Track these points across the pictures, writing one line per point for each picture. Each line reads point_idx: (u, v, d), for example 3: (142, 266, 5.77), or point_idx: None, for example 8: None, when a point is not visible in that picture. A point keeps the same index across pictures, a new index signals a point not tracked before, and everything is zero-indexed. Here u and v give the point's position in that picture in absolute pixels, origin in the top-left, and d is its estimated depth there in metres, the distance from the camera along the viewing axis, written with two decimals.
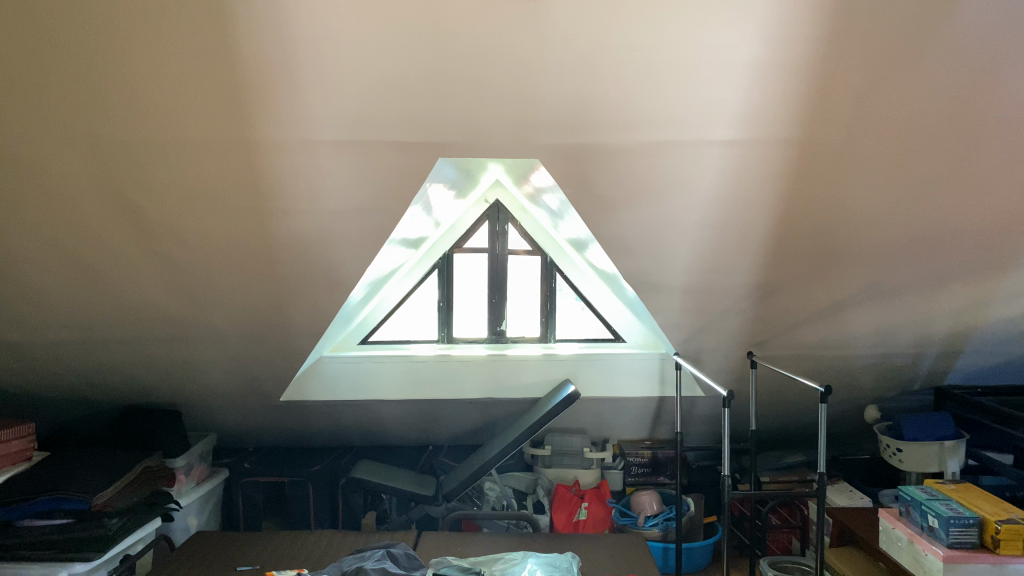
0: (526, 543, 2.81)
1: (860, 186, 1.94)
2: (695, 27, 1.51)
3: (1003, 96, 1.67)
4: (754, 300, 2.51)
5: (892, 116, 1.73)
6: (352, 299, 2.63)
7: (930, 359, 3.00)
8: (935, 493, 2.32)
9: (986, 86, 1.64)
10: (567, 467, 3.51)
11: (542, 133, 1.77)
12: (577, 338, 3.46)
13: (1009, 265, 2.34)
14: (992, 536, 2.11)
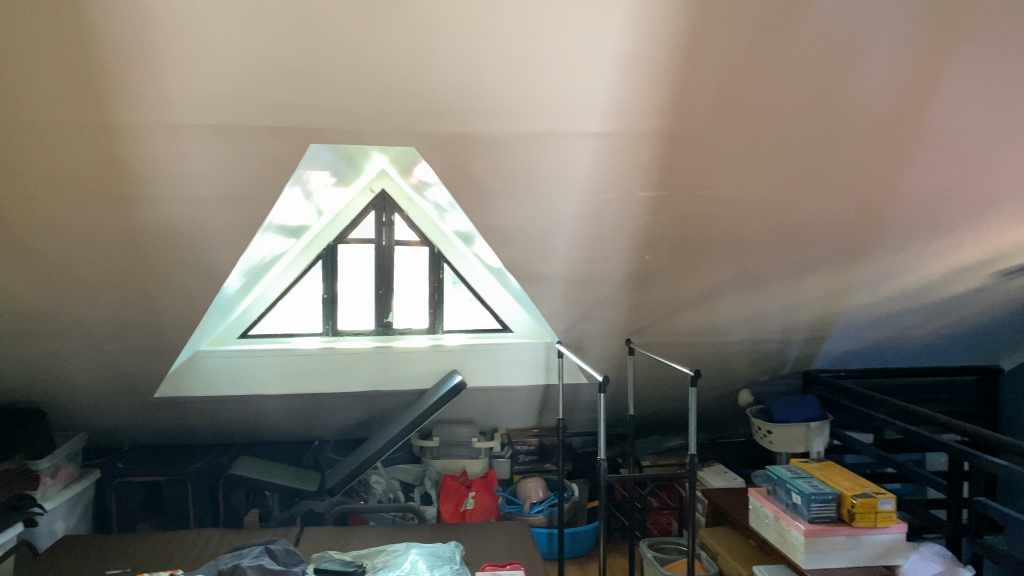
0: (410, 534, 2.79)
1: (727, 177, 2.02)
2: (562, 20, 1.53)
3: (854, 91, 1.77)
4: (632, 289, 2.57)
5: (754, 109, 1.80)
6: (228, 289, 2.55)
7: (797, 344, 3.16)
8: (798, 472, 2.44)
9: (838, 81, 1.74)
10: (455, 458, 3.48)
11: (416, 121, 1.76)
12: (465, 328, 3.46)
13: (864, 254, 2.49)
14: (848, 509, 2.22)
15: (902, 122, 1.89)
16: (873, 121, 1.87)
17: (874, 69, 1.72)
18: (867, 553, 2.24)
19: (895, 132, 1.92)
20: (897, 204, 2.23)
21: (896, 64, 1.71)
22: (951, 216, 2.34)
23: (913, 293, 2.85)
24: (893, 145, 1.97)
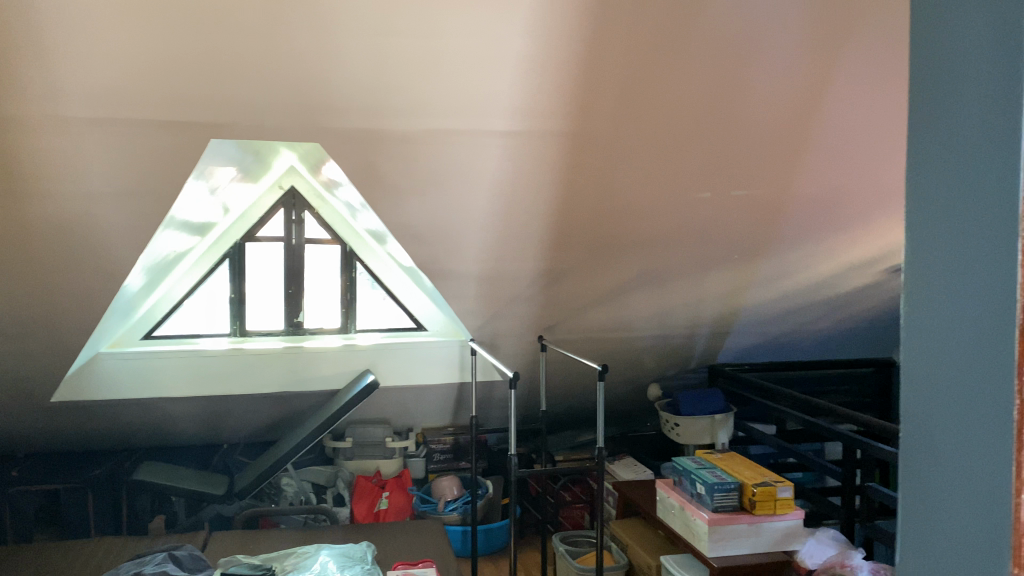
0: (319, 536, 2.75)
1: (631, 175, 2.07)
2: (465, 20, 1.55)
3: (750, 92, 1.84)
4: (542, 286, 2.60)
5: (657, 109, 1.85)
6: (128, 288, 2.47)
7: (702, 339, 3.25)
8: (702, 463, 2.51)
9: (735, 82, 1.80)
10: (369, 458, 3.42)
11: (320, 118, 1.75)
12: (379, 328, 3.43)
13: (763, 251, 2.58)
14: (749, 498, 2.30)
15: (797, 123, 1.97)
16: (767, 122, 1.95)
17: (769, 71, 1.78)
18: (767, 539, 2.33)
19: (788, 134, 2.01)
20: (792, 204, 2.33)
21: (786, 68, 1.78)
22: (843, 214, 2.45)
23: (809, 288, 2.97)
24: (787, 146, 2.05)
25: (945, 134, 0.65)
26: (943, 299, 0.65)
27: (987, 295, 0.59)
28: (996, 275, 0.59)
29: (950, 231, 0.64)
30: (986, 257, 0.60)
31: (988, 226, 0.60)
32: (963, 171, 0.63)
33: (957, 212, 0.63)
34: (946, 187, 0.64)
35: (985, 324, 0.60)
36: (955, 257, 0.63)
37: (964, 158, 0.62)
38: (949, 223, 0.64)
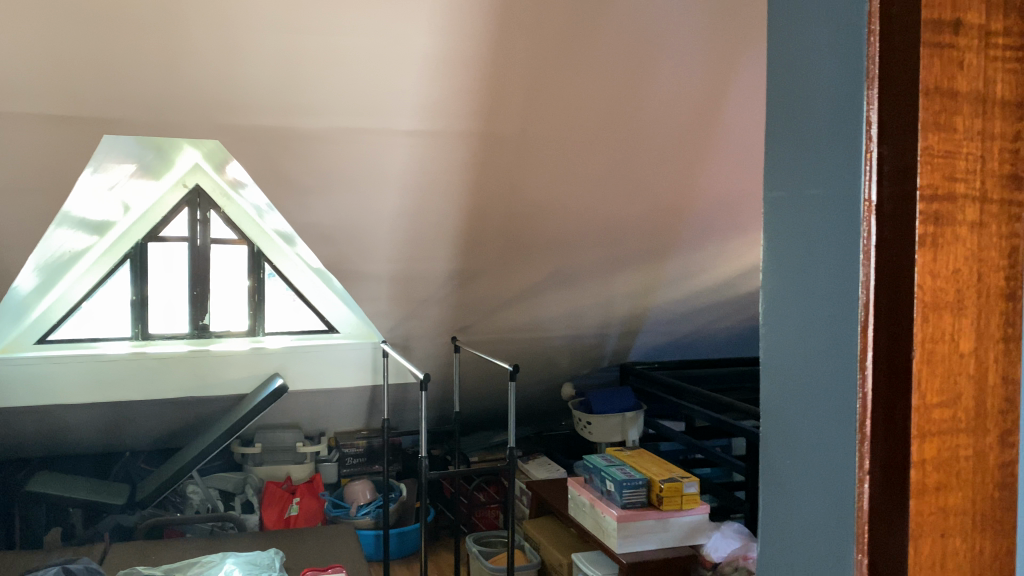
0: (224, 544, 2.67)
1: (540, 176, 2.08)
2: (368, 19, 1.53)
3: (653, 92, 1.87)
4: (455, 287, 2.59)
5: (562, 107, 1.86)
6: (18, 288, 2.34)
7: (613, 338, 3.29)
8: (612, 460, 2.54)
9: (638, 82, 1.82)
10: (278, 463, 3.34)
11: (219, 114, 1.70)
12: (289, 331, 3.32)
13: (671, 252, 2.64)
14: (657, 493, 2.35)
15: (699, 125, 2.02)
16: (671, 125, 1.99)
17: (670, 71, 1.82)
18: (674, 535, 2.36)
19: (691, 138, 2.06)
20: (697, 206, 2.39)
21: (686, 73, 1.83)
22: (746, 217, 2.53)
23: (715, 289, 3.05)
24: (690, 148, 2.10)
25: (776, 110, 0.48)
26: (772, 326, 0.48)
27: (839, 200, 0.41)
28: (830, 297, 0.42)
29: (784, 238, 0.47)
30: (827, 226, 0.42)
31: (830, 180, 0.42)
32: (791, 158, 0.46)
33: (790, 211, 0.46)
34: (777, 178, 0.48)
35: (819, 361, 0.43)
36: (788, 269, 0.46)
37: (794, 140, 0.45)
38: (782, 225, 0.47)
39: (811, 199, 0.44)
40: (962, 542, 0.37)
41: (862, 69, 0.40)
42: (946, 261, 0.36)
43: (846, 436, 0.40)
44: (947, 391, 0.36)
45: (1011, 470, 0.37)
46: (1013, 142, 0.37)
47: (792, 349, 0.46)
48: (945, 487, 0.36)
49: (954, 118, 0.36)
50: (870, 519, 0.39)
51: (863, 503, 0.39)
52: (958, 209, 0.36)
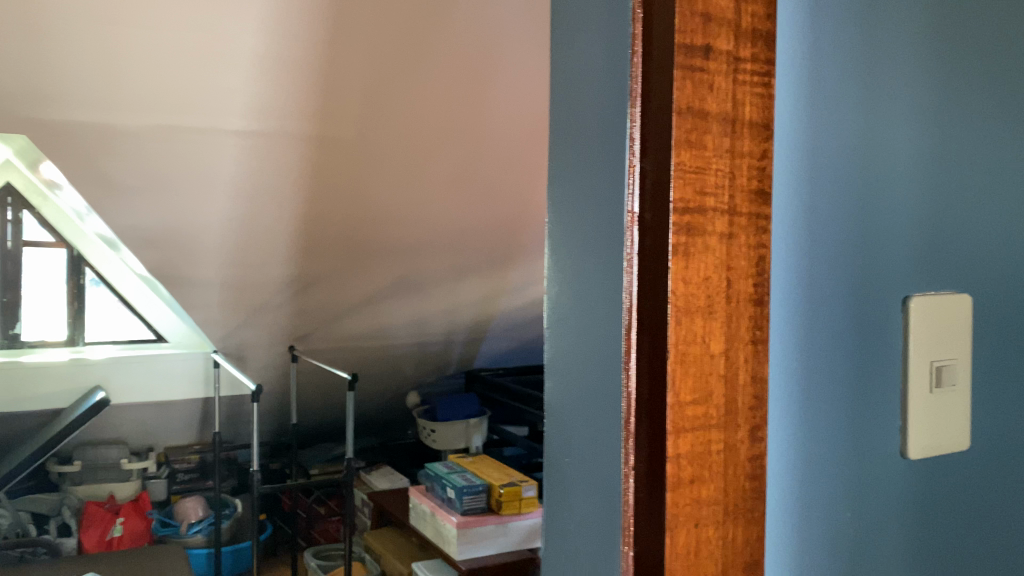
0: (30, 569, 2.44)
1: (383, 181, 2.06)
2: (193, 15, 1.48)
3: (494, 102, 1.92)
4: (293, 294, 2.50)
5: (405, 112, 1.85)
6: None
7: (459, 342, 3.19)
8: (453, 467, 2.44)
9: (480, 88, 1.86)
10: (100, 482, 2.93)
11: (25, 107, 1.59)
12: (115, 340, 2.89)
13: (514, 257, 2.67)
14: (496, 498, 2.30)
15: (539, 131, 2.07)
16: (512, 130, 2.03)
17: (514, 80, 1.87)
18: (514, 537, 2.36)
19: (534, 143, 2.11)
20: (540, 210, 2.43)
21: (526, 79, 1.88)
22: None
23: None
24: (533, 152, 2.15)
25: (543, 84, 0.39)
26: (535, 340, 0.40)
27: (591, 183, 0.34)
28: (586, 289, 0.34)
29: None
30: (577, 217, 0.35)
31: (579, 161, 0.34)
32: None
33: None
34: None
35: (570, 373, 0.35)
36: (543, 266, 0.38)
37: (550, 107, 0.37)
38: None
39: (563, 212, 0.36)
40: (715, 549, 0.31)
41: (625, 66, 0.32)
42: (700, 251, 0.30)
43: (609, 443, 0.33)
44: (700, 389, 0.30)
45: (761, 463, 0.32)
46: (761, 158, 0.32)
47: (549, 358, 0.37)
48: (699, 477, 0.30)
49: (704, 136, 0.30)
50: (637, 519, 0.31)
51: (626, 530, 0.31)
52: (709, 222, 0.30)
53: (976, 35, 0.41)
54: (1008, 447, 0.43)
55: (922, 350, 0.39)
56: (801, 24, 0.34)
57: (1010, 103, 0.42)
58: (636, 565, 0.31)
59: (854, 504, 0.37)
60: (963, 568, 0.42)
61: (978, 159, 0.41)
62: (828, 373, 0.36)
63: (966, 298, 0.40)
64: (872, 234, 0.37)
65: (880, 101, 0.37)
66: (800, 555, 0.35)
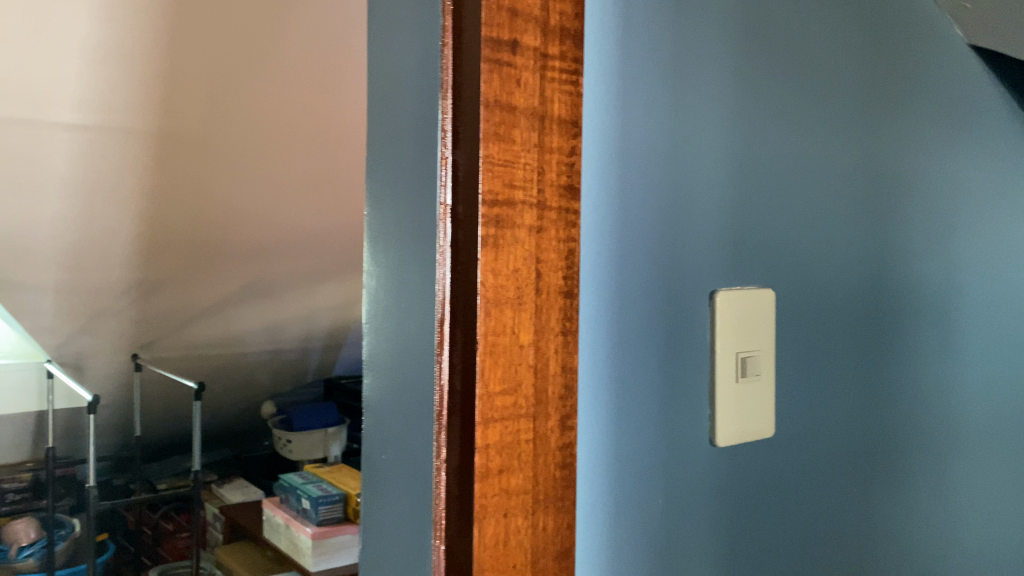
0: None
1: (232, 180, 1.97)
2: None
3: (348, 95, 1.88)
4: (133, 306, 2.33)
5: (256, 102, 1.78)
6: None
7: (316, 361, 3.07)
8: (309, 475, 2.21)
9: (334, 80, 1.81)
10: None
11: None
12: None
13: None
14: (354, 508, 2.11)
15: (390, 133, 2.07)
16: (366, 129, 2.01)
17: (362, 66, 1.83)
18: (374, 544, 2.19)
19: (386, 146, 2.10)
20: None
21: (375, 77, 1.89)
22: None
23: None
24: None
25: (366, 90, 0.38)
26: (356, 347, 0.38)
27: (408, 185, 0.33)
28: (403, 289, 0.33)
29: None
30: (393, 218, 0.34)
31: (395, 165, 0.34)
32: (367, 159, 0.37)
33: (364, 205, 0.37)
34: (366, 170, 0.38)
35: (388, 376, 0.34)
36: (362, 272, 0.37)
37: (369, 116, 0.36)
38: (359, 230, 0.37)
39: (382, 206, 0.35)
40: (524, 538, 0.31)
41: (435, 58, 0.32)
42: (507, 247, 0.30)
43: (422, 436, 0.32)
44: (508, 380, 0.31)
45: (571, 452, 0.33)
46: (570, 154, 0.32)
47: (368, 355, 0.36)
48: (507, 466, 0.31)
49: (511, 130, 0.30)
50: (448, 512, 0.31)
51: (438, 522, 0.31)
52: (518, 215, 0.31)
53: (787, 46, 0.43)
54: (818, 440, 0.45)
55: (728, 342, 0.41)
56: (606, 31, 0.35)
57: (820, 110, 0.45)
58: (448, 562, 0.31)
59: (664, 491, 0.39)
60: (779, 567, 0.43)
61: (786, 162, 0.43)
62: (637, 364, 0.37)
63: (771, 292, 0.43)
64: (679, 230, 0.39)
65: (687, 103, 0.39)
66: (610, 542, 0.36)
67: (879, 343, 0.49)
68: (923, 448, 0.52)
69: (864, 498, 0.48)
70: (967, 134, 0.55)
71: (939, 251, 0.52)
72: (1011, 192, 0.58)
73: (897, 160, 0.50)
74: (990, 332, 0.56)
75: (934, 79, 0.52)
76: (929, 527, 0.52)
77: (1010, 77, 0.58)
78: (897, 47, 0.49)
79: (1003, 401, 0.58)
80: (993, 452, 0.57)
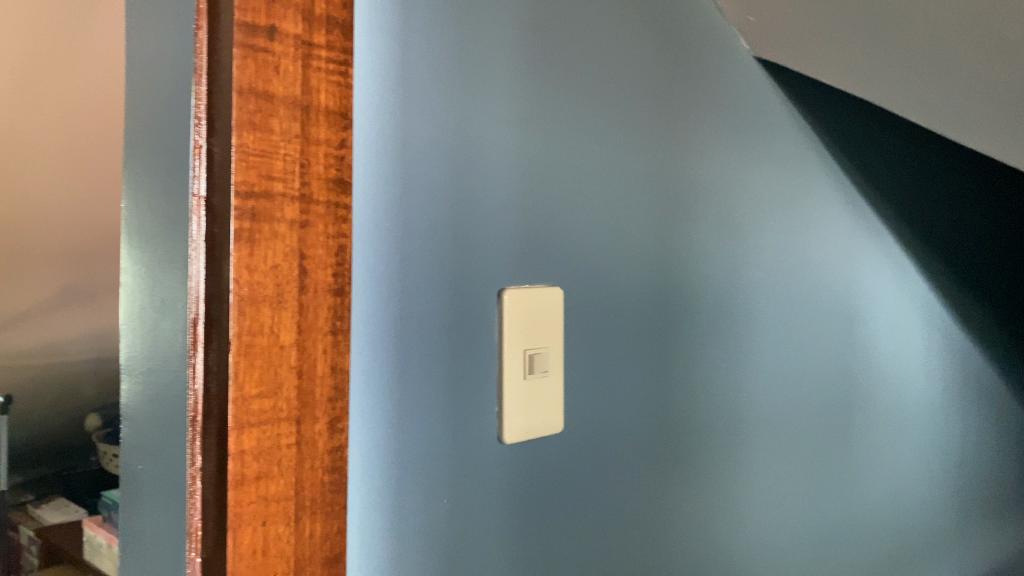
0: None
1: None
2: None
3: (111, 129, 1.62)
4: None
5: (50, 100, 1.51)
6: None
7: None
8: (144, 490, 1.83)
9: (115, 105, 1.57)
10: None
11: None
12: None
13: None
14: None
15: None
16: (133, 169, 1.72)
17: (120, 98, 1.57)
18: None
19: None
20: None
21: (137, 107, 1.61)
22: None
23: None
24: None
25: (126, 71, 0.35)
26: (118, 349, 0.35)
27: (165, 172, 0.31)
28: (159, 288, 0.31)
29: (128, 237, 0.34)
30: (151, 209, 0.32)
31: (153, 153, 0.32)
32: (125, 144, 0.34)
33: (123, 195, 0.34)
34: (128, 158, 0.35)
35: (146, 380, 0.32)
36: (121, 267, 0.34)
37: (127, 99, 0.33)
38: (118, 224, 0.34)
39: (140, 196, 0.32)
40: (287, 546, 0.30)
41: (190, 41, 0.30)
42: (267, 242, 0.29)
43: (178, 442, 0.30)
44: (267, 381, 0.29)
45: (342, 456, 0.32)
46: (338, 147, 0.31)
47: (128, 357, 0.33)
48: (266, 471, 0.29)
49: (269, 119, 0.29)
50: (205, 522, 0.29)
51: (196, 532, 0.29)
52: (277, 209, 0.29)
53: (576, 53, 0.44)
54: (611, 439, 0.46)
55: (516, 340, 0.41)
56: (380, 29, 0.34)
57: (610, 112, 0.46)
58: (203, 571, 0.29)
59: (450, 490, 0.38)
60: (573, 567, 0.44)
61: (577, 162, 0.44)
62: (418, 366, 0.36)
63: (561, 290, 0.43)
64: (466, 227, 0.38)
65: (473, 100, 0.39)
66: (390, 548, 0.36)
67: (674, 342, 0.50)
68: (714, 440, 0.54)
69: (658, 491, 0.49)
70: (756, 144, 0.58)
71: (732, 256, 0.55)
72: (800, 201, 0.62)
73: (688, 163, 0.52)
74: (783, 334, 0.59)
75: (722, 88, 0.55)
76: (721, 520, 0.54)
77: (795, 94, 0.62)
78: (688, 58, 0.52)
79: (795, 401, 0.61)
80: (784, 443, 0.60)
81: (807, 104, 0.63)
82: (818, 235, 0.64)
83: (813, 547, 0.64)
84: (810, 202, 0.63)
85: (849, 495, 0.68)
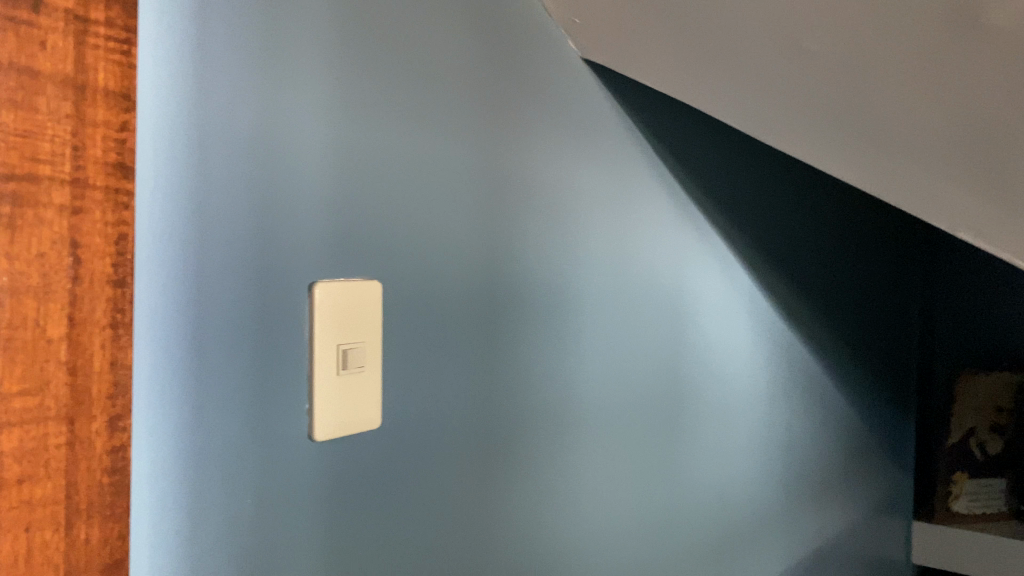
0: None
1: None
2: None
3: None
4: None
5: None
6: None
7: None
8: None
9: None
10: None
11: None
12: None
13: None
14: None
15: None
16: None
17: None
18: None
19: None
20: None
21: None
22: None
23: None
24: None
25: None
26: None
27: None
28: None
29: None
30: None
31: None
32: None
33: None
34: None
35: None
36: None
37: None
38: None
39: None
40: (58, 556, 0.28)
41: None
42: (32, 227, 0.27)
43: None
44: (32, 378, 0.27)
45: (123, 455, 0.30)
46: (119, 130, 0.30)
47: None
48: (31, 474, 0.27)
49: (36, 97, 0.27)
50: None
51: None
52: (44, 193, 0.27)
53: (393, 44, 0.43)
54: (432, 433, 0.46)
55: (328, 335, 0.40)
56: (174, 10, 0.33)
57: (429, 104, 0.46)
58: None
59: (255, 490, 0.37)
60: (390, 567, 0.44)
61: (395, 154, 0.44)
62: (219, 362, 0.35)
63: (379, 284, 0.42)
64: (272, 219, 0.37)
65: (279, 88, 0.38)
66: (185, 552, 0.34)
67: (498, 336, 0.51)
68: (540, 433, 0.55)
69: (481, 485, 0.50)
70: (582, 142, 0.59)
71: (557, 252, 0.56)
72: (628, 198, 0.64)
73: (512, 159, 0.52)
74: (609, 327, 0.61)
75: (548, 87, 0.56)
76: (547, 512, 0.56)
77: (623, 95, 0.64)
78: (512, 57, 0.52)
79: (623, 393, 0.63)
80: (612, 435, 0.62)
81: (634, 105, 0.65)
82: (647, 232, 0.66)
83: (641, 534, 0.66)
84: (636, 199, 0.65)
85: (677, 484, 0.71)
